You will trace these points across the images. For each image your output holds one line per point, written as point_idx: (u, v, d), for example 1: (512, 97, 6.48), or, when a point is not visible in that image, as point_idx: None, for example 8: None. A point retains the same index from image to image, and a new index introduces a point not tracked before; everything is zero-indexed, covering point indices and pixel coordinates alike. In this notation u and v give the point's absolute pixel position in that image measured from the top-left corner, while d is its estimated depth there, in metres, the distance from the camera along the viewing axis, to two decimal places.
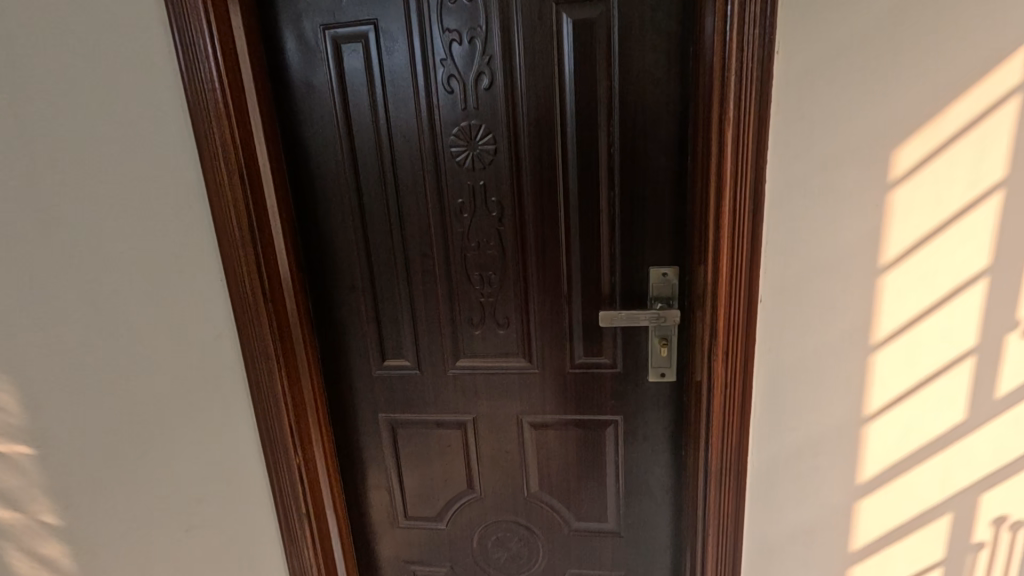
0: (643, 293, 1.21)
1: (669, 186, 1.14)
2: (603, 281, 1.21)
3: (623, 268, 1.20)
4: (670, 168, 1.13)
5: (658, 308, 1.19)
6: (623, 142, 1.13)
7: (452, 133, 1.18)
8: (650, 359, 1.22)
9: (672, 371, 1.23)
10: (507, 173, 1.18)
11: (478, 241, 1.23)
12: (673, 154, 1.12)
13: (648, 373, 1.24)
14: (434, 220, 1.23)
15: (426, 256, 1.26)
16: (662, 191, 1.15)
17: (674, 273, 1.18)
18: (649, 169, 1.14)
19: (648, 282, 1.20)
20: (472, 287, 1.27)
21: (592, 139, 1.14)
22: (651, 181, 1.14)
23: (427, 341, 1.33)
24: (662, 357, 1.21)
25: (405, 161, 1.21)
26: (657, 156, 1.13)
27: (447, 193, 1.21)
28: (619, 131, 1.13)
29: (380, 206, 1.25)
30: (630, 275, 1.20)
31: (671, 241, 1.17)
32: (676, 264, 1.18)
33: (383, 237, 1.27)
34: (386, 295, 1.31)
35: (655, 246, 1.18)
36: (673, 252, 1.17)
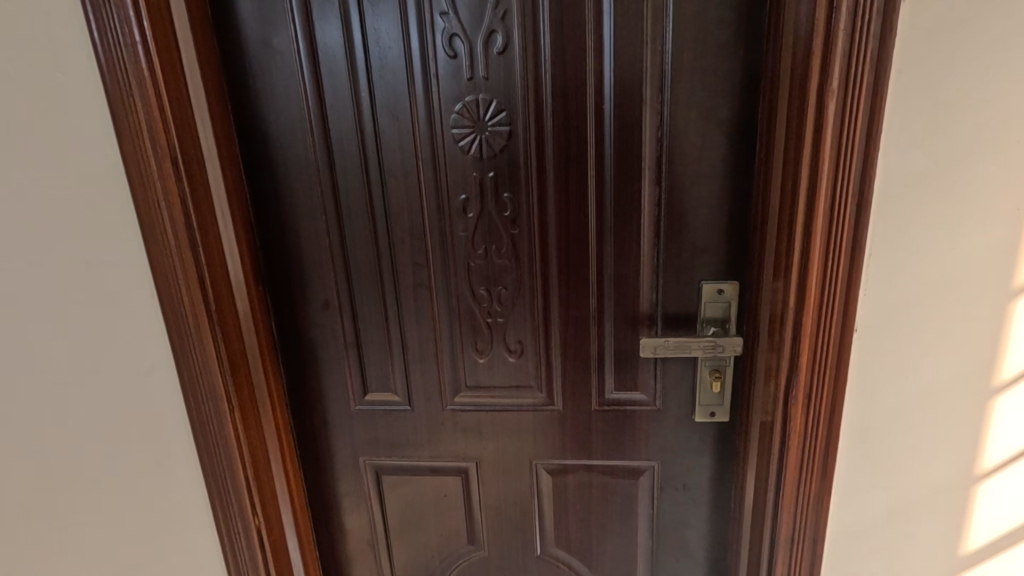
0: (692, 315, 0.97)
1: (729, 182, 0.90)
2: (642, 300, 0.97)
3: (667, 284, 0.96)
4: (731, 159, 0.89)
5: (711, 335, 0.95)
6: (674, 125, 0.89)
7: (455, 110, 0.93)
8: (698, 395, 0.99)
9: (724, 410, 1.00)
10: (524, 161, 0.93)
11: (486, 249, 0.98)
12: (737, 142, 0.88)
13: (694, 413, 1.01)
14: (431, 222, 0.98)
15: (419, 266, 1.01)
16: (721, 188, 0.90)
17: (732, 290, 0.94)
18: (705, 160, 0.89)
19: (698, 303, 0.96)
20: (478, 305, 1.02)
21: (635, 121, 0.89)
22: (706, 175, 0.90)
23: (421, 371, 1.07)
24: (713, 394, 0.99)
25: (392, 147, 0.95)
26: (717, 144, 0.89)
27: (448, 187, 0.96)
28: (669, 110, 0.88)
29: (360, 203, 0.98)
30: (676, 293, 0.96)
31: (731, 250, 0.93)
32: (735, 279, 0.94)
33: (363, 242, 1.00)
34: (369, 315, 1.05)
35: (708, 257, 0.94)
36: (732, 265, 0.94)
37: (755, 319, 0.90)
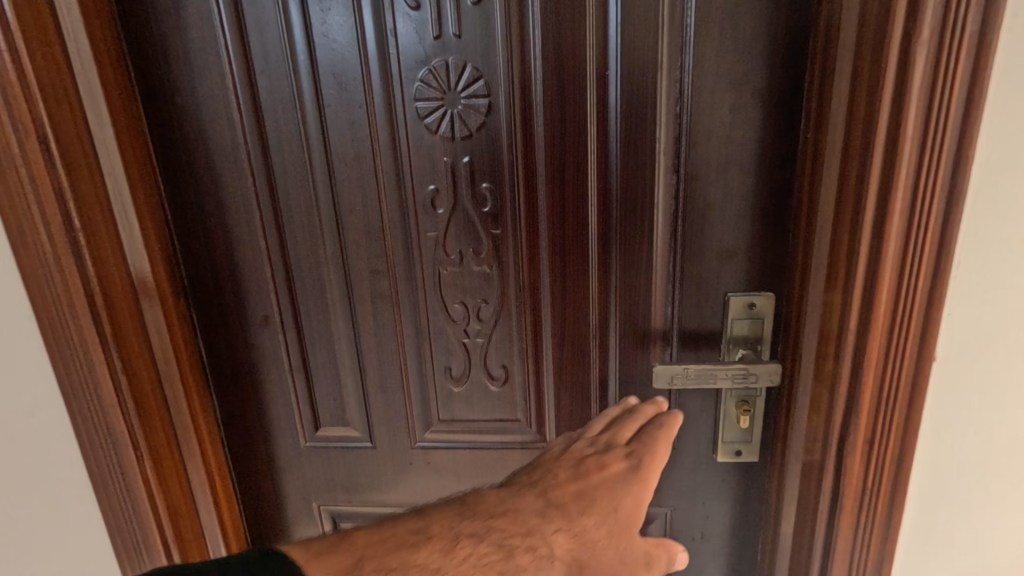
0: (714, 335, 0.79)
1: (765, 171, 0.71)
2: (654, 315, 0.79)
3: (686, 296, 0.77)
4: (768, 142, 0.70)
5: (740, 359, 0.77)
6: (697, 97, 0.70)
7: (419, 78, 0.73)
8: (721, 432, 0.81)
9: (753, 449, 0.82)
10: (507, 142, 0.74)
11: (462, 254, 0.79)
12: (775, 120, 0.70)
13: (716, 451, 0.83)
14: (392, 218, 0.78)
15: (378, 274, 0.81)
16: (754, 178, 0.72)
17: (766, 303, 0.76)
18: (733, 142, 0.71)
19: (723, 320, 0.78)
20: (453, 322, 0.82)
21: (647, 92, 0.70)
22: (736, 161, 0.71)
23: (383, 401, 0.88)
24: (740, 430, 0.81)
25: (342, 124, 0.75)
26: (749, 123, 0.70)
27: (412, 175, 0.76)
28: (690, 78, 0.69)
29: (303, 196, 0.78)
30: (695, 306, 0.78)
31: (766, 256, 0.75)
32: (771, 291, 0.76)
33: (309, 243, 0.81)
34: (318, 334, 0.86)
35: (737, 263, 0.75)
36: (767, 273, 0.75)
37: (796, 341, 0.72)
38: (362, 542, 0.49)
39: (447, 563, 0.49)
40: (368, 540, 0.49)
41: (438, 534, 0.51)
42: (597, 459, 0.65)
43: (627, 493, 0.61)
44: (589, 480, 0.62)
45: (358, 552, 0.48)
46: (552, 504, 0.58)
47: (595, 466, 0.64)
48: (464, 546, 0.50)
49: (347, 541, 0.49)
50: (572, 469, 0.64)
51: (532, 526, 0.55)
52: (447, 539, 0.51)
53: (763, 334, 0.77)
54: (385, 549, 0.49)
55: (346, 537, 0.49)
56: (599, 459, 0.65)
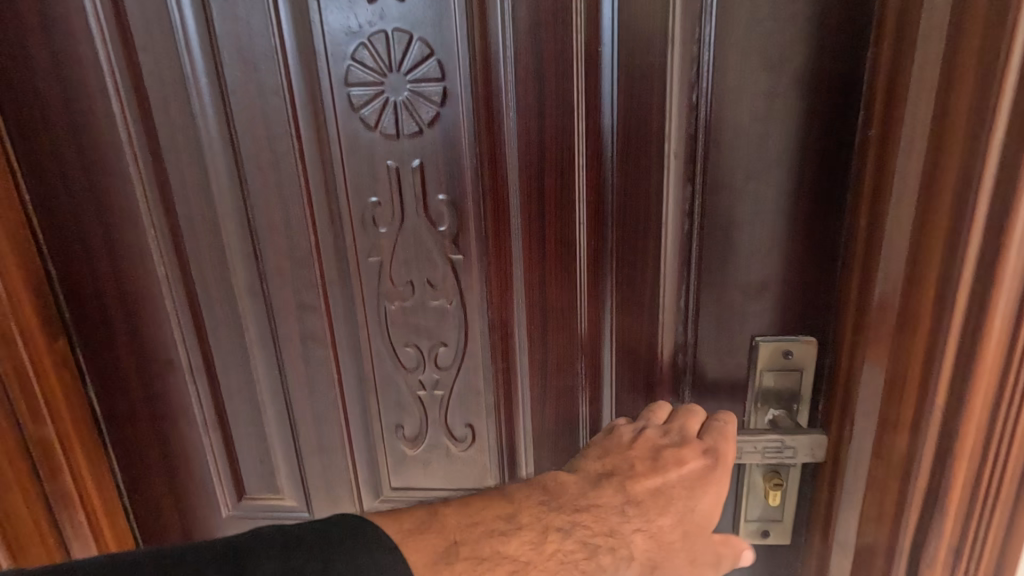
0: (737, 389, 0.61)
1: (809, 180, 0.54)
2: (661, 363, 0.61)
3: (703, 341, 0.60)
4: (814, 142, 0.53)
5: (771, 422, 0.60)
6: (720, 82, 0.52)
7: (350, 55, 0.54)
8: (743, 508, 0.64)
9: (784, 531, 0.64)
10: (469, 141, 0.56)
11: (414, 285, 0.61)
12: (825, 112, 0.52)
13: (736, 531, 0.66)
14: (324, 238, 0.61)
15: (309, 309, 0.64)
16: (795, 190, 0.54)
17: (807, 351, 0.58)
18: (769, 143, 0.53)
19: (750, 371, 0.60)
20: (405, 370, 0.65)
21: (653, 76, 0.53)
22: (772, 166, 0.54)
23: (320, 464, 0.71)
24: (768, 507, 0.64)
25: (252, 117, 0.57)
26: (790, 116, 0.53)
27: (347, 184, 0.59)
28: (711, 56, 0.52)
29: (207, 210, 0.61)
30: (714, 353, 0.60)
31: (807, 290, 0.57)
32: (814, 335, 0.58)
33: (218, 269, 0.63)
34: (236, 381, 0.68)
35: (769, 299, 0.58)
36: (809, 312, 0.58)
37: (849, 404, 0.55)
38: (453, 524, 0.44)
39: (537, 558, 0.44)
40: (459, 523, 0.44)
41: (529, 525, 0.45)
42: (676, 450, 0.54)
43: (708, 492, 0.51)
44: (669, 477, 0.51)
45: (453, 534, 0.43)
46: (630, 504, 0.49)
47: (675, 462, 0.52)
48: (553, 541, 0.45)
49: (437, 521, 0.44)
50: (650, 463, 0.52)
51: (612, 527, 0.47)
52: (538, 532, 0.45)
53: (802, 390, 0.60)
54: (476, 535, 0.44)
55: (435, 515, 0.44)
56: (679, 454, 0.53)
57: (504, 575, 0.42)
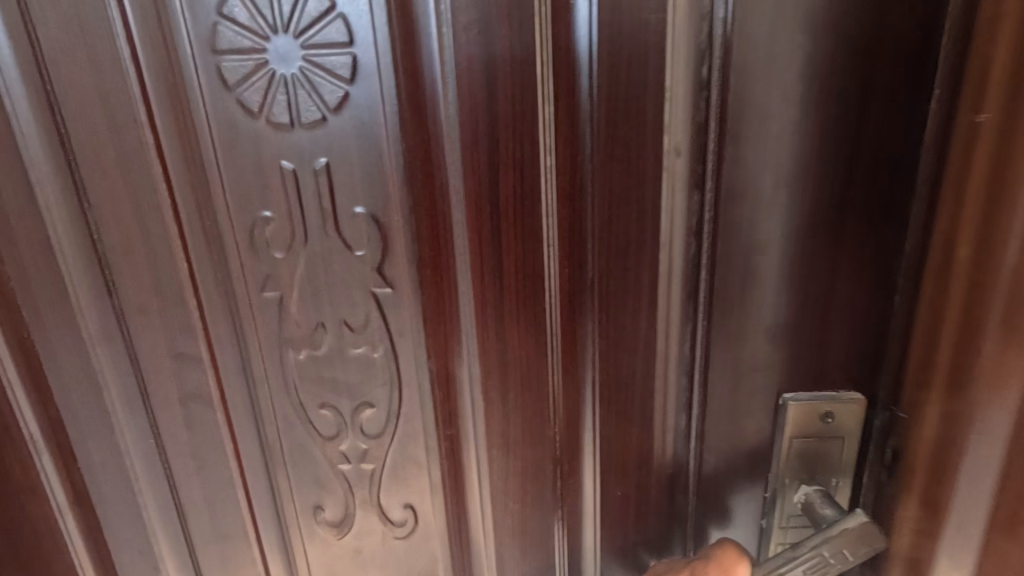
0: (755, 457, 0.47)
1: (862, 185, 0.39)
2: (659, 426, 0.47)
3: (716, 398, 0.45)
4: (871, 133, 0.38)
5: (802, 504, 0.46)
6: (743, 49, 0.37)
7: (216, 11, 0.38)
8: None
9: None
10: (392, 134, 0.40)
11: (329, 329, 0.45)
12: (887, 91, 0.37)
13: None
14: (202, 268, 0.45)
15: (188, 360, 0.47)
16: (842, 197, 0.40)
17: (850, 411, 0.44)
18: (810, 133, 0.38)
19: (774, 437, 0.46)
20: (323, 438, 0.49)
21: (647, 40, 0.37)
22: (813, 166, 0.39)
23: (218, 556, 0.54)
24: None
25: (86, 101, 0.40)
26: (840, 95, 0.38)
27: (228, 195, 0.42)
28: (729, 11, 0.36)
29: (33, 229, 0.44)
30: (728, 413, 0.46)
31: (855, 330, 0.43)
32: (860, 388, 0.44)
33: (59, 311, 0.46)
34: (98, 456, 0.51)
35: (803, 345, 0.43)
36: (854, 359, 0.44)
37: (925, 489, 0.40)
38: None
39: None
40: None
41: None
42: (662, 574, 0.43)
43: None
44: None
45: None
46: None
47: None
48: None
49: None
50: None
51: None
52: None
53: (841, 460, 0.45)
54: None
55: None
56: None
57: None
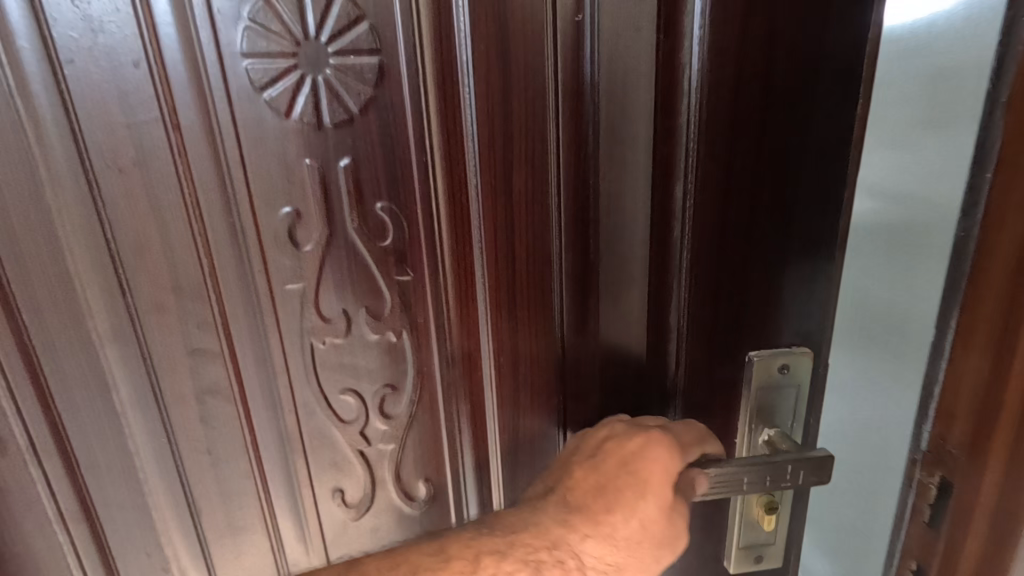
0: (725, 411, 0.51)
1: (806, 175, 0.44)
2: (647, 395, 0.51)
3: (695, 370, 0.49)
4: (811, 132, 0.43)
5: (767, 443, 0.50)
6: (719, 50, 0.41)
7: (245, 18, 0.40)
8: (733, 533, 0.54)
9: (777, 552, 0.55)
10: (416, 134, 0.44)
11: (348, 318, 0.48)
12: (825, 93, 0.42)
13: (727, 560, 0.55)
14: (221, 262, 0.46)
15: (204, 355, 0.48)
16: (788, 182, 0.44)
17: (799, 363, 0.49)
18: (766, 129, 0.43)
19: (742, 388, 0.50)
20: (342, 423, 0.52)
21: (638, 57, 0.43)
22: (768, 157, 0.43)
23: (232, 550, 0.55)
24: (759, 531, 0.54)
25: (103, 100, 0.41)
26: (794, 92, 0.42)
27: (251, 192, 0.44)
28: (706, 23, 0.40)
29: (44, 229, 0.43)
30: (707, 382, 0.49)
31: (799, 304, 0.48)
32: (812, 345, 0.49)
33: (65, 309, 0.46)
34: (106, 456, 0.50)
35: (759, 320, 0.48)
36: (805, 321, 0.48)
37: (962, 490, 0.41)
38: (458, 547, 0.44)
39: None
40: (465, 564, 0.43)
41: (459, 557, 0.43)
42: (618, 436, 0.47)
43: (653, 468, 0.45)
44: (610, 470, 0.46)
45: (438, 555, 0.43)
46: (573, 511, 0.46)
47: (614, 451, 0.46)
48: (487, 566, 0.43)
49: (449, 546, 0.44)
50: (589, 463, 0.47)
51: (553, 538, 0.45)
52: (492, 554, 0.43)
53: (793, 408, 0.50)
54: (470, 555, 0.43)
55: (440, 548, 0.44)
56: (618, 441, 0.47)
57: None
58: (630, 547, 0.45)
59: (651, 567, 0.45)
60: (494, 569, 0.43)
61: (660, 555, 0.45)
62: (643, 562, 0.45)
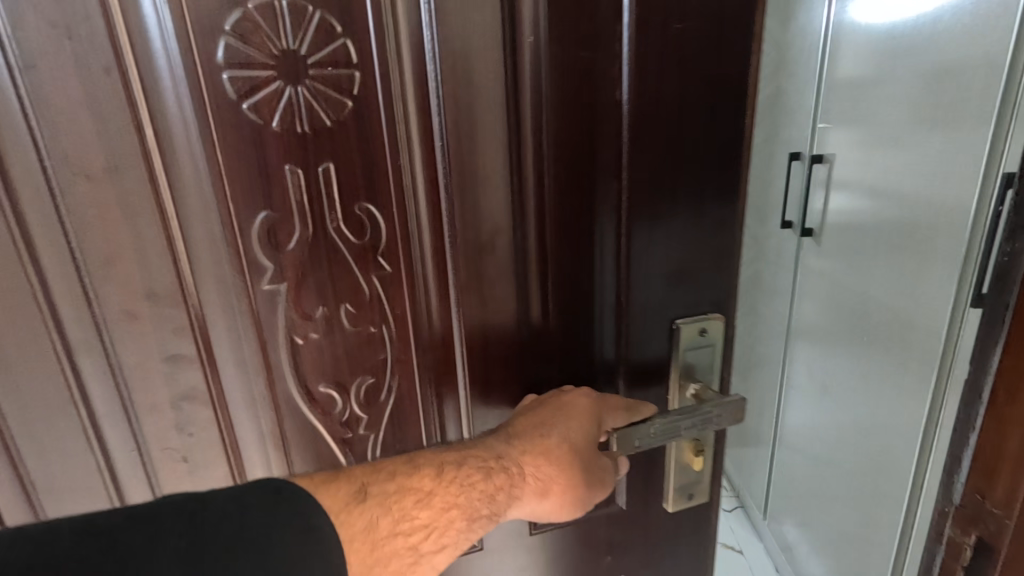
0: (659, 374, 0.56)
1: (716, 164, 0.49)
2: (600, 373, 0.55)
3: (633, 342, 0.54)
4: (718, 124, 0.48)
5: (693, 397, 0.56)
6: (643, 45, 0.45)
7: (227, 30, 0.40)
8: (671, 475, 0.59)
9: (705, 489, 0.61)
10: (391, 137, 0.45)
11: (327, 314, 0.49)
12: (728, 92, 0.48)
13: (665, 500, 0.61)
14: (195, 268, 0.46)
15: (181, 360, 0.48)
16: (701, 170, 0.49)
17: (716, 325, 0.55)
18: (683, 127, 0.48)
19: (671, 352, 0.55)
20: (324, 413, 0.52)
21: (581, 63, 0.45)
22: (687, 149, 0.48)
23: None
24: (690, 471, 0.59)
25: (72, 107, 0.40)
26: (701, 92, 0.47)
27: (230, 198, 0.44)
28: (630, 34, 0.45)
29: (6, 239, 0.42)
30: (642, 351, 0.54)
31: (715, 276, 0.53)
32: (721, 310, 0.55)
33: (25, 323, 0.45)
34: (67, 480, 0.50)
35: (683, 293, 0.53)
36: (716, 289, 0.54)
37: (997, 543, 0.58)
38: (424, 457, 0.46)
39: (438, 486, 0.44)
40: (434, 474, 0.45)
41: (425, 464, 0.45)
42: (555, 390, 0.52)
43: (577, 405, 0.51)
44: (546, 411, 0.50)
45: (410, 462, 0.45)
46: (517, 437, 0.49)
47: (552, 400, 0.51)
48: (450, 469, 0.45)
49: (419, 456, 0.46)
50: (530, 407, 0.51)
51: (502, 458, 0.48)
52: (454, 464, 0.46)
53: (714, 366, 0.56)
54: (435, 466, 0.45)
55: (413, 458, 0.46)
56: (555, 394, 0.52)
57: (439, 502, 0.44)
58: (560, 467, 0.49)
59: (580, 488, 0.50)
60: (454, 473, 0.45)
61: (588, 477, 0.51)
62: (570, 482, 0.50)
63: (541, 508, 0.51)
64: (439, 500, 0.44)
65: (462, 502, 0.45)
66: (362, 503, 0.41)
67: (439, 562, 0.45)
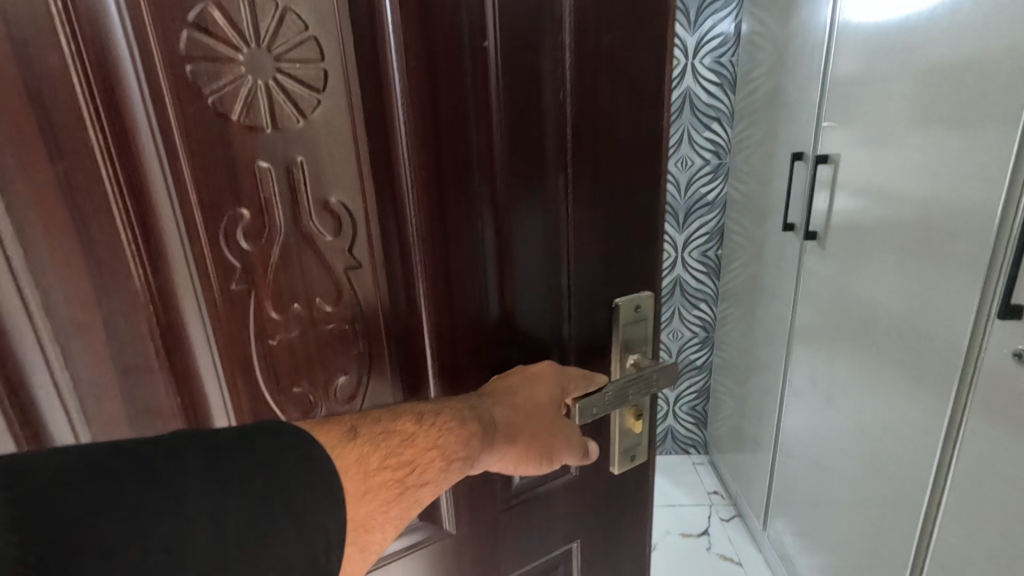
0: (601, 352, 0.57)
1: (642, 152, 0.52)
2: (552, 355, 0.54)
3: (578, 319, 0.54)
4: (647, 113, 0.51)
5: (633, 367, 0.57)
6: (582, 38, 0.45)
7: (188, 20, 0.37)
8: (615, 440, 0.60)
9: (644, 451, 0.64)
10: (357, 131, 0.42)
11: (301, 312, 0.46)
12: (652, 83, 0.50)
13: (610, 465, 0.62)
14: (156, 274, 0.41)
15: (139, 373, 0.44)
16: (632, 154, 0.51)
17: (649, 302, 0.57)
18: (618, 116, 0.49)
19: (612, 330, 0.56)
20: (304, 416, 0.48)
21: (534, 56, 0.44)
22: (619, 136, 0.50)
23: None
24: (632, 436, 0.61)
25: (7, 97, 0.35)
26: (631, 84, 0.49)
27: (195, 198, 0.40)
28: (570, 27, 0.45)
29: None
30: (592, 331, 0.55)
31: (648, 255, 0.56)
32: (651, 286, 0.57)
33: None
34: None
35: (618, 271, 0.54)
36: (646, 264, 0.56)
37: None
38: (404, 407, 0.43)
39: (420, 427, 0.42)
40: (415, 416, 0.42)
41: (405, 411, 0.42)
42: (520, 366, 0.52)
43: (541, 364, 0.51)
44: (518, 376, 0.50)
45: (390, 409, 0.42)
46: (490, 395, 0.48)
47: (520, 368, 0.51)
48: (432, 410, 0.43)
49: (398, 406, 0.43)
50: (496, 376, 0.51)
51: (478, 407, 0.46)
52: (435, 409, 0.43)
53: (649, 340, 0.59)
54: (414, 412, 0.43)
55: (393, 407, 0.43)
56: (520, 367, 0.51)
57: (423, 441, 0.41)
58: (531, 419, 0.49)
59: (549, 438, 0.49)
60: (435, 416, 0.43)
61: (553, 433, 0.50)
62: (541, 432, 0.49)
63: (509, 460, 0.48)
64: (422, 438, 0.41)
65: (444, 442, 0.42)
66: (353, 440, 0.38)
67: (423, 498, 0.42)
